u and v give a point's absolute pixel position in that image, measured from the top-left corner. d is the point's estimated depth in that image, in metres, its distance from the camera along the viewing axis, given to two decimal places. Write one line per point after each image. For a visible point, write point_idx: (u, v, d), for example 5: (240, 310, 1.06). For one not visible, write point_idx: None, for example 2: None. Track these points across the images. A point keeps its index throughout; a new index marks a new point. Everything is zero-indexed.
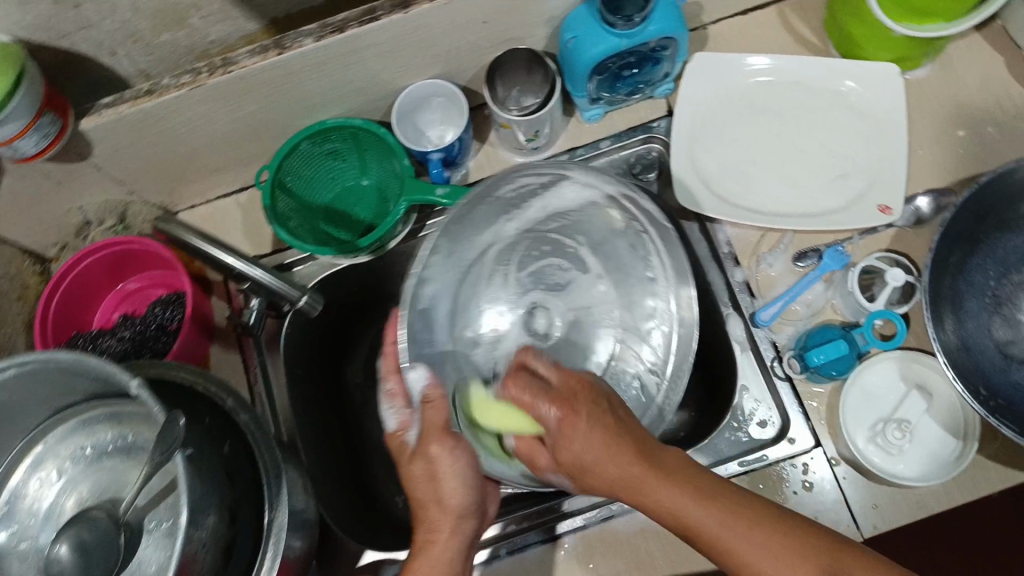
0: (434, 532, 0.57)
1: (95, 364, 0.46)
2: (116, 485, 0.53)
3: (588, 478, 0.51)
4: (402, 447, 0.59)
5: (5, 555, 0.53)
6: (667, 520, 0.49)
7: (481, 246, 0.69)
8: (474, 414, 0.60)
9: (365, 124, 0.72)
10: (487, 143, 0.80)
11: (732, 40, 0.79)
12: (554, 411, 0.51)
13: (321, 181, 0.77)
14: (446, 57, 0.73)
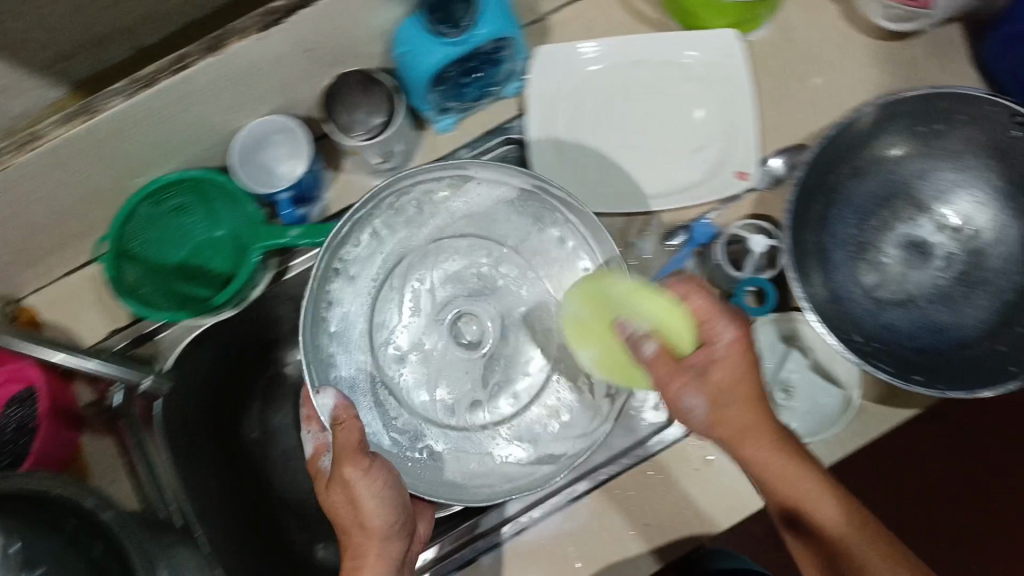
0: (360, 557, 0.58)
1: None
2: None
3: (748, 447, 0.56)
4: (320, 470, 0.63)
5: None
6: (769, 483, 0.56)
7: (386, 258, 0.71)
8: (595, 294, 0.64)
9: (202, 174, 0.70)
10: (342, 171, 0.77)
11: (575, 28, 0.77)
12: (728, 332, 0.57)
13: (172, 239, 0.74)
14: (280, 90, 0.70)
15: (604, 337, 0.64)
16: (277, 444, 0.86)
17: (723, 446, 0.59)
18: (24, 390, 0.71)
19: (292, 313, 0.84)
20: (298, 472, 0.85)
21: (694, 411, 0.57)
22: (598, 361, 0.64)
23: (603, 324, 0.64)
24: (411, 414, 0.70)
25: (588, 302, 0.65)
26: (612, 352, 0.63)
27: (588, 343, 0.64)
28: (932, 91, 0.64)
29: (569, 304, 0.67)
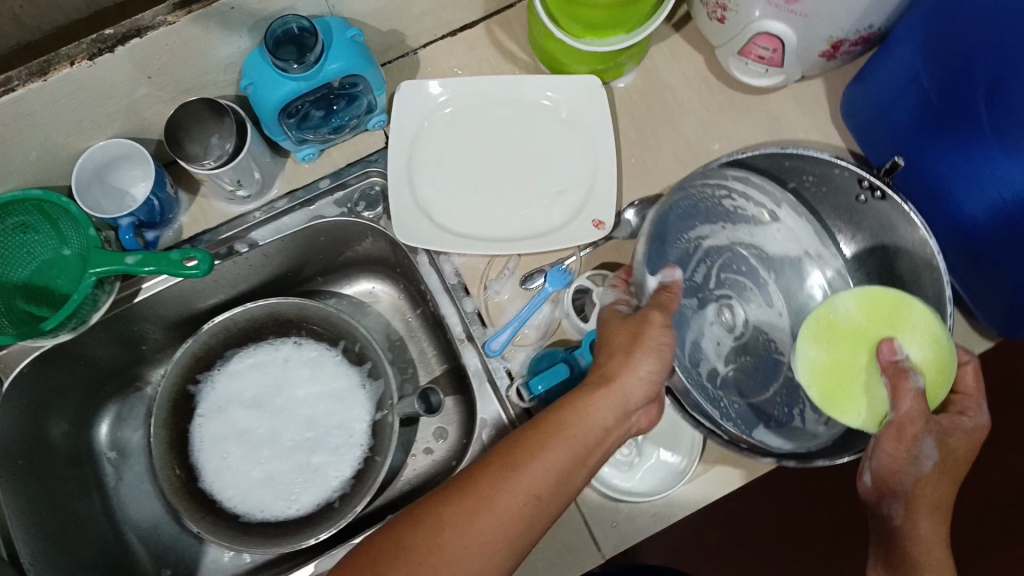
0: (614, 388, 0.56)
1: None
2: None
3: (926, 517, 0.59)
4: (613, 313, 0.62)
5: None
6: (916, 557, 0.59)
7: (740, 220, 0.73)
8: (823, 335, 0.64)
9: (45, 194, 0.69)
10: (199, 194, 0.76)
11: (443, 64, 0.76)
12: (981, 416, 0.60)
13: (15, 258, 0.72)
14: (125, 114, 0.69)
15: (845, 347, 0.63)
16: (130, 466, 0.85)
17: (897, 503, 0.60)
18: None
19: (154, 333, 0.83)
20: (145, 498, 0.84)
21: (923, 461, 0.58)
22: (811, 364, 0.63)
23: (856, 333, 0.63)
24: (686, 355, 0.67)
25: (869, 307, 0.64)
26: (831, 364, 0.63)
27: (816, 344, 0.64)
28: (777, 151, 0.65)
29: (840, 299, 0.65)
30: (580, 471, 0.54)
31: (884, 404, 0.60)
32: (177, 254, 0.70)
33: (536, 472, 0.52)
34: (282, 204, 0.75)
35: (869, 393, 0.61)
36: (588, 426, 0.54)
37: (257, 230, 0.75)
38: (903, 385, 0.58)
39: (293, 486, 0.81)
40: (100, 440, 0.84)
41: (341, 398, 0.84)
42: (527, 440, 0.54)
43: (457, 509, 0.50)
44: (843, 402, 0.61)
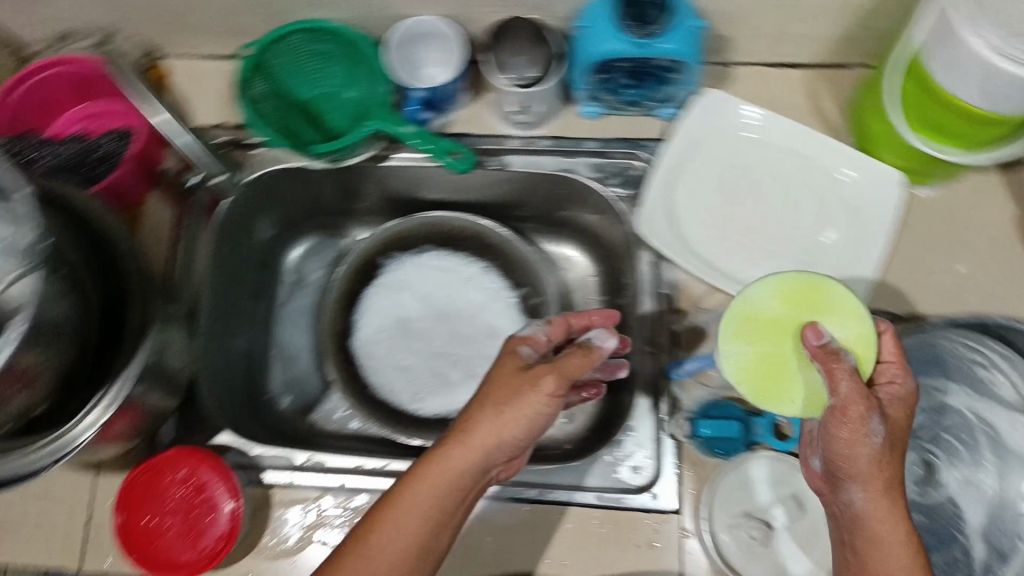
0: (454, 445, 0.55)
1: None
2: None
3: (883, 497, 0.51)
4: (511, 356, 0.59)
5: None
6: (876, 539, 0.50)
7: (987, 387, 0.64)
8: (753, 329, 0.59)
9: (361, 37, 0.72)
10: (480, 102, 0.78)
11: (752, 89, 0.76)
12: (910, 380, 0.54)
13: (307, 76, 0.76)
14: (458, 3, 0.71)
15: (772, 342, 0.59)
16: (303, 291, 0.90)
17: (846, 489, 0.53)
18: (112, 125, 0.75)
19: (375, 198, 0.88)
20: (298, 328, 0.89)
21: (872, 437, 0.51)
22: (741, 361, 0.59)
23: (777, 328, 0.59)
24: None
25: (788, 296, 0.60)
26: (763, 359, 0.59)
27: (740, 339, 0.59)
28: None
29: (757, 291, 0.61)
30: (449, 515, 0.55)
31: (819, 388, 0.57)
32: (448, 145, 0.75)
33: (401, 539, 0.52)
34: (546, 144, 0.77)
35: (807, 382, 0.57)
36: (444, 481, 0.54)
37: (513, 156, 0.77)
38: (836, 367, 0.53)
39: (426, 386, 0.84)
40: (288, 260, 0.89)
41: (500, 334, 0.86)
42: (381, 508, 0.53)
43: (343, 565, 0.51)
44: (781, 393, 0.57)
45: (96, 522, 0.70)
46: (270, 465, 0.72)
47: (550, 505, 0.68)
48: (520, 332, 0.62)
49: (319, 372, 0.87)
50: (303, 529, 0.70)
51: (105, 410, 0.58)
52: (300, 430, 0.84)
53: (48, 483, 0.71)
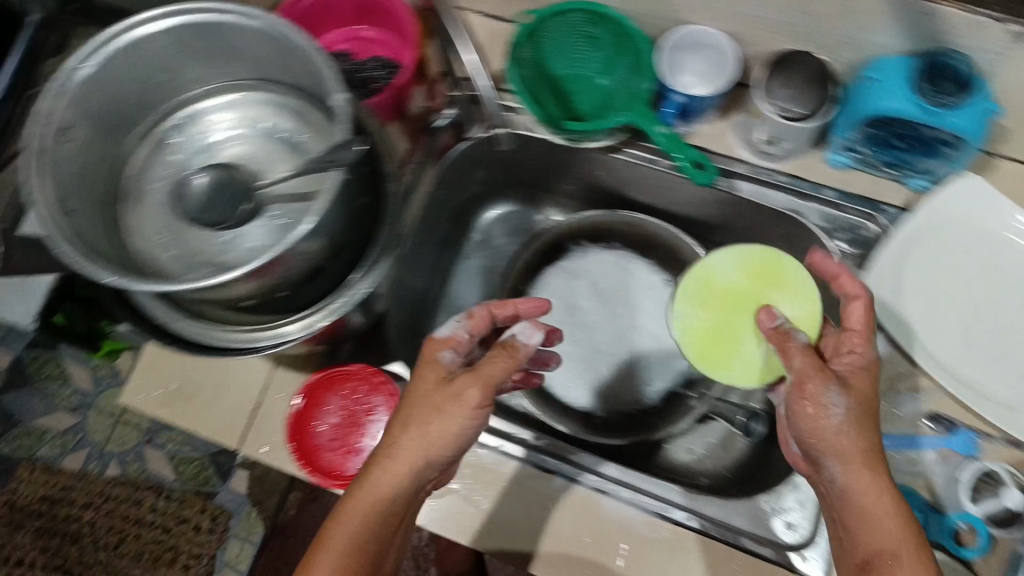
0: (392, 458, 0.54)
1: (299, 42, 0.54)
2: (267, 163, 0.62)
3: (862, 470, 0.53)
4: (434, 366, 0.57)
5: (166, 146, 0.62)
6: (862, 514, 0.53)
7: None
8: (699, 296, 0.70)
9: (639, 32, 0.71)
10: (725, 121, 0.76)
11: (1012, 184, 0.73)
12: (869, 351, 0.58)
13: (566, 53, 0.75)
14: (744, 24, 0.69)
15: (717, 310, 0.69)
16: (487, 253, 0.91)
17: (826, 468, 0.55)
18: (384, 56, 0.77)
19: (577, 184, 0.87)
20: (472, 287, 0.90)
21: (833, 413, 0.54)
22: (688, 325, 0.69)
23: (731, 296, 0.69)
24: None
25: (746, 268, 0.70)
26: (707, 327, 0.69)
27: (692, 305, 0.70)
28: None
29: (722, 261, 0.71)
30: (379, 548, 0.53)
31: (762, 362, 0.66)
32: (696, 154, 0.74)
33: None
34: (782, 180, 0.74)
35: (744, 352, 0.67)
36: (372, 506, 0.53)
37: (743, 182, 0.75)
38: (790, 345, 0.60)
39: (581, 379, 0.85)
40: (484, 219, 0.91)
41: (668, 350, 0.85)
42: (324, 534, 0.52)
43: None
44: (721, 362, 0.67)
45: (262, 414, 0.73)
46: None
47: (695, 532, 0.68)
48: (438, 331, 0.59)
49: None
50: None
51: (329, 317, 0.61)
52: None
53: (229, 363, 0.75)
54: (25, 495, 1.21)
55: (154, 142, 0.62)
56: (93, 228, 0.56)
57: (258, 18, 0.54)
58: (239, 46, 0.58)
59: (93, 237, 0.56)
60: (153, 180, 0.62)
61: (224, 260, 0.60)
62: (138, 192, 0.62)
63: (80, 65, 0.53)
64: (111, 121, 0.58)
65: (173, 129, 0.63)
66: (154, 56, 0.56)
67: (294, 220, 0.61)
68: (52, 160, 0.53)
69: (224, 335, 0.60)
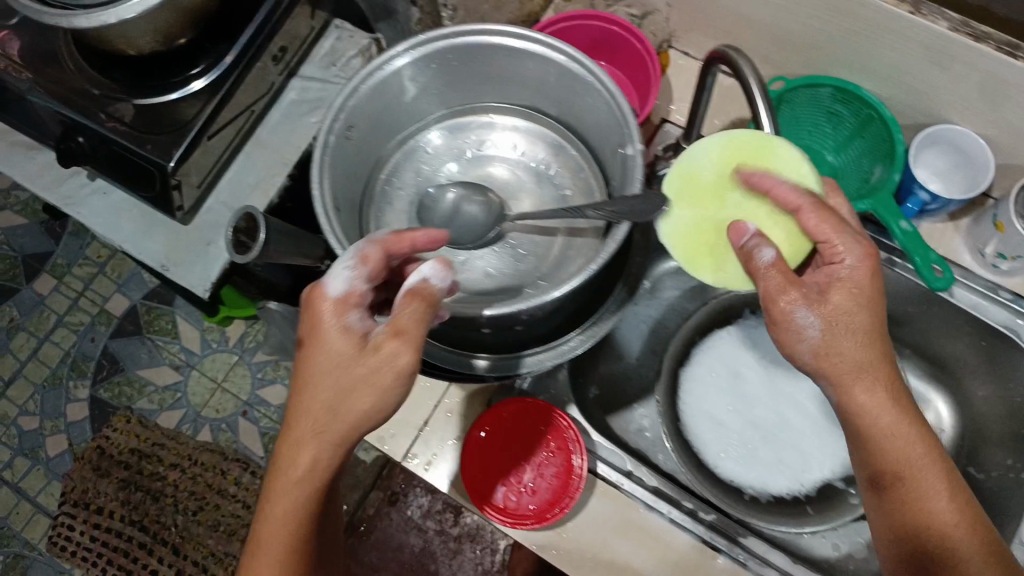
0: (312, 458, 0.47)
1: (606, 83, 0.53)
2: (515, 191, 0.62)
3: (874, 391, 0.54)
4: (334, 320, 0.48)
5: (418, 154, 0.63)
6: (879, 441, 0.54)
7: None
8: (692, 196, 0.60)
9: (892, 120, 0.67)
10: (954, 225, 0.74)
11: None
12: (851, 257, 0.53)
13: (800, 125, 0.74)
14: (1010, 133, 0.66)
15: (703, 205, 0.60)
16: (651, 304, 0.88)
17: (824, 382, 0.55)
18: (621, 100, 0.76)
19: None
20: (633, 336, 0.87)
21: (806, 334, 0.54)
22: (678, 225, 0.60)
23: (717, 190, 0.59)
24: None
25: (723, 158, 0.59)
26: (699, 222, 0.59)
27: (681, 202, 0.60)
28: None
29: (703, 147, 0.60)
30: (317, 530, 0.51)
31: None
32: (936, 258, 0.67)
33: None
34: (1002, 296, 0.71)
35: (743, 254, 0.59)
36: (297, 508, 0.48)
37: (961, 289, 0.72)
38: (759, 269, 0.55)
39: (735, 452, 0.82)
40: (656, 269, 0.88)
41: (831, 438, 0.82)
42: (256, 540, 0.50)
43: None
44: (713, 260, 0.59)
45: (430, 430, 0.72)
46: (604, 458, 0.72)
47: None
48: (331, 287, 0.49)
49: (635, 383, 0.86)
50: (605, 532, 0.69)
51: (554, 360, 0.62)
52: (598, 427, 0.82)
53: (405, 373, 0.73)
54: (116, 444, 1.21)
55: (410, 147, 0.63)
56: (351, 223, 0.57)
57: (568, 52, 0.54)
58: (523, 74, 0.59)
59: (351, 234, 0.57)
60: (400, 184, 0.63)
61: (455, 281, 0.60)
62: (387, 195, 0.62)
63: (384, 68, 0.55)
64: (384, 122, 0.60)
65: (431, 137, 0.64)
66: (446, 69, 0.58)
67: (531, 254, 0.61)
68: (336, 155, 0.55)
69: (447, 354, 0.61)
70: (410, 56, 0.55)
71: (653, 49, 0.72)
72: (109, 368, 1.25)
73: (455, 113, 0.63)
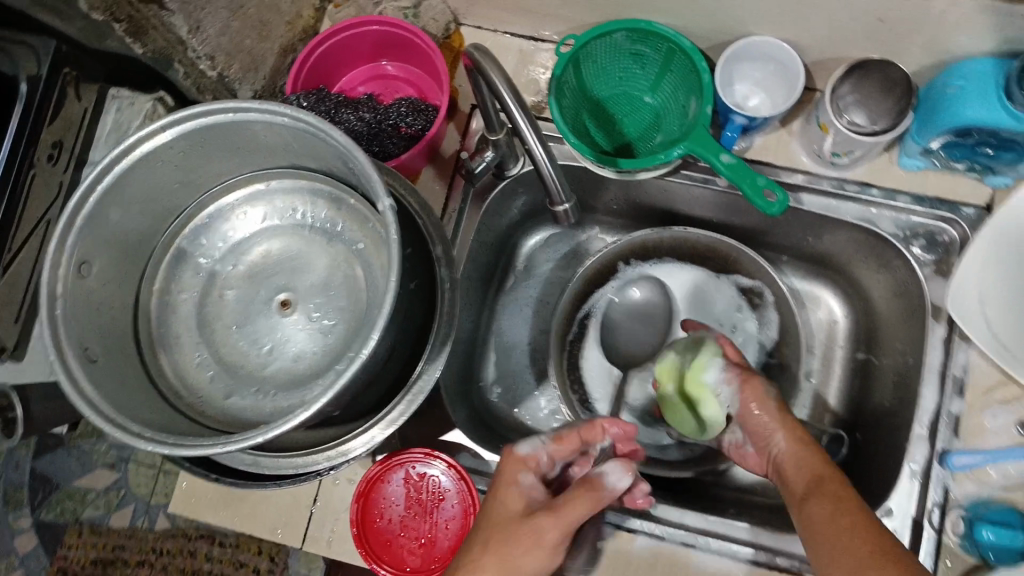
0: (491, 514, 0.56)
1: (337, 139, 0.50)
2: (304, 258, 0.60)
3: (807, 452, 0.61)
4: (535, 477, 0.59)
5: (187, 257, 0.60)
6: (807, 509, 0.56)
7: None
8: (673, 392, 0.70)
9: (693, 50, 0.63)
10: (786, 129, 0.72)
11: None
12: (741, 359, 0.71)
13: (608, 75, 0.70)
14: (811, 30, 0.62)
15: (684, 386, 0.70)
16: (529, 283, 0.87)
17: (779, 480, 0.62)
18: (422, 98, 0.72)
19: (620, 202, 0.81)
20: (519, 319, 0.86)
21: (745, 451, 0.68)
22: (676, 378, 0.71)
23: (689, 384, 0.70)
24: None
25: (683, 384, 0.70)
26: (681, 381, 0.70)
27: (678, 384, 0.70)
28: None
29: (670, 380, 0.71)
30: None
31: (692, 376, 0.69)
32: (765, 183, 0.64)
33: None
34: (850, 189, 0.70)
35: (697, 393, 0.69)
36: None
37: (809, 195, 0.70)
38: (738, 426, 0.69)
39: (643, 408, 0.80)
40: (523, 248, 0.87)
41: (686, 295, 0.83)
42: None
43: None
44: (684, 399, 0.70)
45: (321, 504, 0.72)
46: None
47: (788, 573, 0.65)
48: (522, 448, 0.58)
49: (535, 366, 0.85)
50: None
51: (387, 428, 0.57)
52: (504, 420, 0.82)
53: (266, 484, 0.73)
54: (76, 560, 1.18)
55: (172, 255, 0.59)
56: (125, 365, 0.53)
57: (280, 114, 0.50)
58: (264, 142, 0.55)
59: (133, 376, 0.53)
60: (181, 290, 0.59)
61: (266, 377, 0.57)
62: (169, 306, 0.59)
63: (94, 194, 0.50)
64: (133, 236, 0.55)
65: (191, 234, 0.60)
66: (174, 164, 0.53)
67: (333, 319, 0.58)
68: (75, 300, 0.50)
69: (281, 460, 0.58)
70: (116, 169, 0.50)
71: (429, 41, 0.67)
72: (43, 489, 1.22)
73: (212, 195, 0.59)
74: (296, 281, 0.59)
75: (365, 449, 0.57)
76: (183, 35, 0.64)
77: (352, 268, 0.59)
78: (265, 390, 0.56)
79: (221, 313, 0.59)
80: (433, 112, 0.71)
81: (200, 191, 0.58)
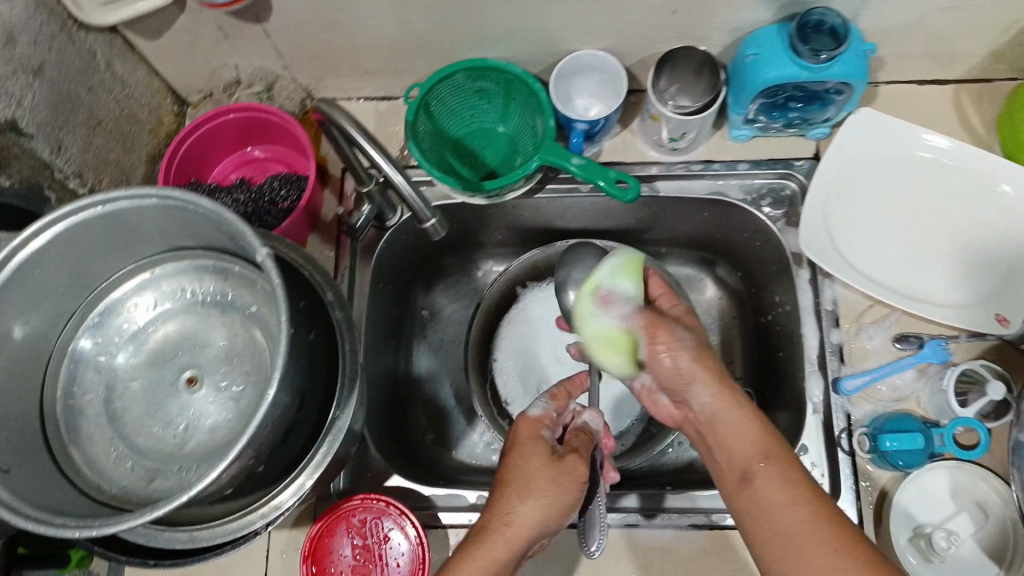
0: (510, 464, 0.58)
1: (205, 205, 0.52)
2: (203, 333, 0.62)
3: (732, 409, 0.55)
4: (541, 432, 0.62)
5: (85, 359, 0.60)
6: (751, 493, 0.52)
7: None
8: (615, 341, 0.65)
9: (524, 74, 0.70)
10: (629, 130, 0.79)
11: (899, 104, 0.78)
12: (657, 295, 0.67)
13: (460, 114, 0.76)
14: (622, 35, 0.70)
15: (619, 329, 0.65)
16: (439, 326, 0.90)
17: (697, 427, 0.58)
18: (292, 171, 0.76)
19: (504, 230, 0.86)
20: (436, 362, 0.88)
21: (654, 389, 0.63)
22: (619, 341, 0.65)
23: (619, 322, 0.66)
24: None
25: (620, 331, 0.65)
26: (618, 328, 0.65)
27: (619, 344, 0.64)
28: None
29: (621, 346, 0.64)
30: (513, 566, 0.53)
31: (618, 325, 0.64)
32: (616, 174, 0.71)
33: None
34: (696, 168, 0.77)
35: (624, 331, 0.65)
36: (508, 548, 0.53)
37: (663, 182, 0.77)
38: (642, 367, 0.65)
39: None
40: (426, 296, 0.90)
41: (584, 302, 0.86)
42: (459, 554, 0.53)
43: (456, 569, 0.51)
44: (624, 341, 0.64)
45: None
46: (444, 506, 0.72)
47: (729, 529, 0.67)
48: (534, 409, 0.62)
49: (462, 403, 0.86)
50: None
51: (313, 474, 0.59)
52: (443, 461, 0.83)
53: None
54: None
55: (68, 362, 0.60)
56: (39, 473, 0.53)
57: (147, 197, 0.52)
58: (139, 229, 0.57)
59: (47, 481, 0.53)
60: (84, 393, 0.60)
61: (186, 454, 0.57)
62: (75, 409, 0.59)
63: None
64: (27, 348, 0.56)
65: (85, 335, 0.61)
66: (56, 268, 0.55)
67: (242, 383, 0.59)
68: None
69: (220, 525, 0.58)
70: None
71: (285, 116, 0.72)
72: None
73: (101, 293, 0.61)
74: (200, 358, 0.61)
75: (295, 498, 0.58)
76: (47, 157, 0.65)
77: (251, 330, 0.61)
78: (186, 466, 0.57)
79: (130, 405, 0.60)
80: (304, 181, 0.75)
81: (87, 291, 0.60)
